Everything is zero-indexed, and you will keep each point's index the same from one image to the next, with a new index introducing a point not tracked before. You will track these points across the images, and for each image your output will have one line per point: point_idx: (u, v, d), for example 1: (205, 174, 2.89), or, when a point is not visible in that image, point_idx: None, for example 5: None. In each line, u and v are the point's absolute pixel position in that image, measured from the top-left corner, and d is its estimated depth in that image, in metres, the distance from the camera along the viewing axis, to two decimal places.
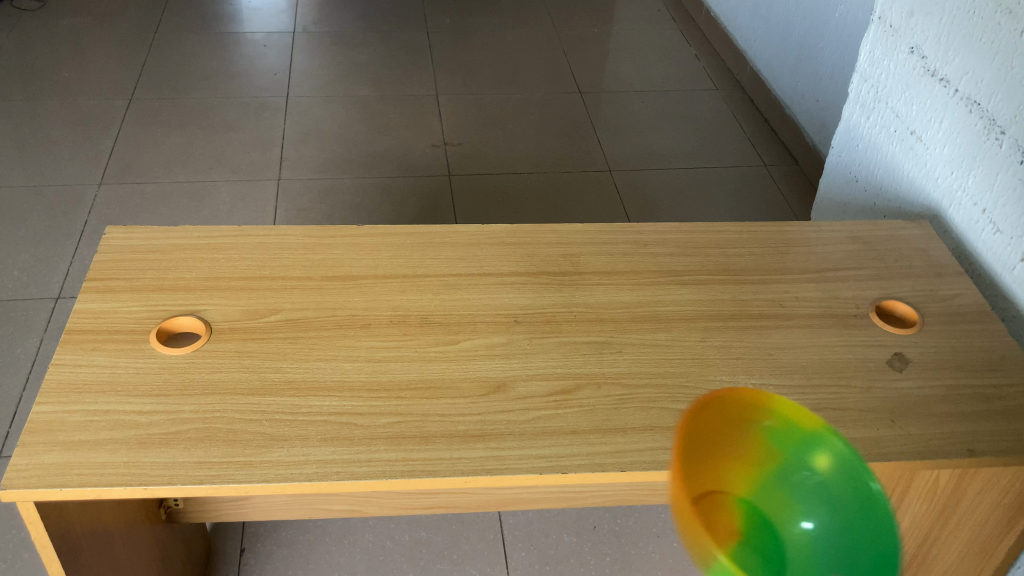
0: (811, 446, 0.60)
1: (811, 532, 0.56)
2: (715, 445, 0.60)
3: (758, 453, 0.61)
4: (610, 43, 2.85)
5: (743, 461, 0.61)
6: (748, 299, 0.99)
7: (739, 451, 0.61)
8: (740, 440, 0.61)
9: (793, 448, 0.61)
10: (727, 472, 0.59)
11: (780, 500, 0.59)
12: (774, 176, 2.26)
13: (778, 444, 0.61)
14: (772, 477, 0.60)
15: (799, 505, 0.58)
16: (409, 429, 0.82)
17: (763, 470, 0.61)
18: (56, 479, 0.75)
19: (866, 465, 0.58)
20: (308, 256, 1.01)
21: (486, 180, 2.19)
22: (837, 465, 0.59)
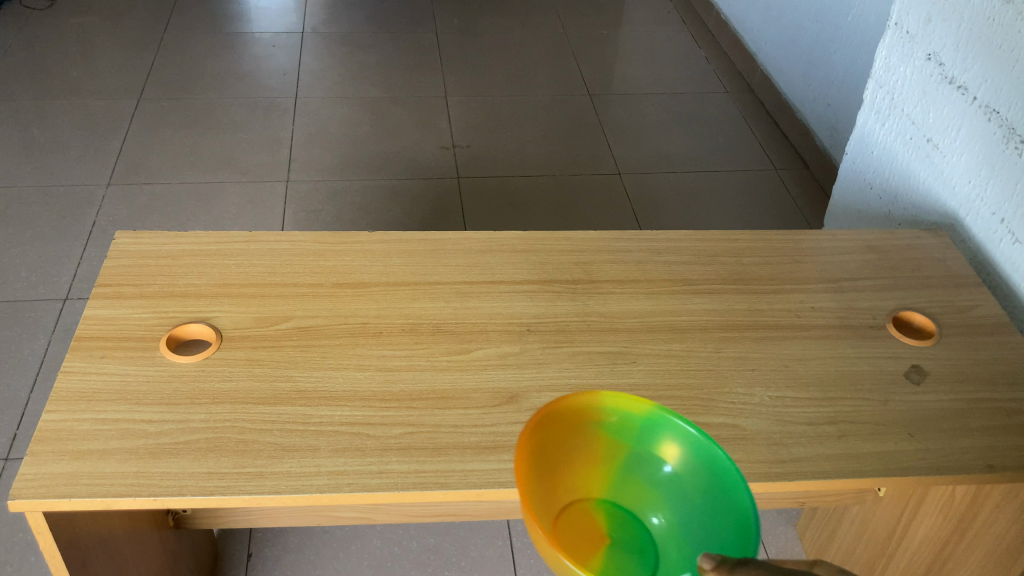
0: (653, 432, 0.66)
1: (673, 516, 0.63)
2: (569, 455, 0.66)
3: (612, 449, 0.67)
4: (620, 45, 2.84)
5: (600, 462, 0.66)
6: (763, 309, 0.98)
7: (594, 453, 0.66)
8: (592, 441, 0.66)
9: (639, 437, 0.66)
10: (587, 477, 0.66)
11: (638, 490, 0.66)
12: (785, 180, 2.25)
13: (626, 436, 0.66)
14: (627, 469, 0.66)
15: (659, 490, 0.65)
16: (421, 440, 0.81)
17: (619, 463, 0.67)
18: (65, 489, 0.74)
19: (706, 440, 0.64)
20: (319, 262, 1.01)
21: (495, 183, 2.18)
22: (683, 443, 0.65)
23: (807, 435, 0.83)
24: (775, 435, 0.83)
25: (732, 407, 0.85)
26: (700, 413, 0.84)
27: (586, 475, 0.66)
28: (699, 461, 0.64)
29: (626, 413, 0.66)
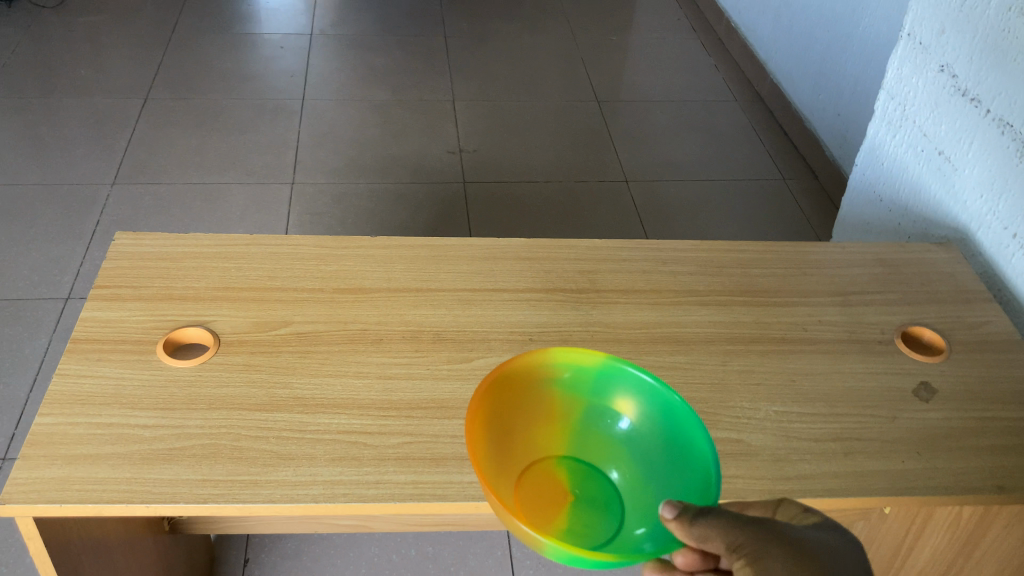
0: (608, 384, 0.77)
1: (629, 461, 0.76)
2: (530, 415, 0.76)
3: (569, 404, 0.78)
4: (629, 52, 2.83)
5: (559, 419, 0.77)
6: (770, 322, 0.96)
7: (553, 410, 0.77)
8: (549, 398, 0.77)
9: (596, 387, 0.77)
10: (548, 435, 0.77)
11: (601, 439, 0.77)
12: (793, 190, 2.23)
13: (580, 391, 0.78)
14: (584, 421, 0.78)
15: (614, 439, 0.77)
16: (419, 451, 0.79)
17: (577, 417, 0.78)
18: (56, 494, 0.73)
19: (655, 388, 0.75)
20: (320, 267, 0.99)
21: (501, 189, 2.17)
22: (634, 393, 0.76)
23: (812, 452, 0.82)
24: (779, 451, 0.81)
25: (737, 421, 0.84)
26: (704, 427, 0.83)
27: (549, 432, 0.77)
28: (651, 410, 0.75)
29: (579, 369, 0.77)
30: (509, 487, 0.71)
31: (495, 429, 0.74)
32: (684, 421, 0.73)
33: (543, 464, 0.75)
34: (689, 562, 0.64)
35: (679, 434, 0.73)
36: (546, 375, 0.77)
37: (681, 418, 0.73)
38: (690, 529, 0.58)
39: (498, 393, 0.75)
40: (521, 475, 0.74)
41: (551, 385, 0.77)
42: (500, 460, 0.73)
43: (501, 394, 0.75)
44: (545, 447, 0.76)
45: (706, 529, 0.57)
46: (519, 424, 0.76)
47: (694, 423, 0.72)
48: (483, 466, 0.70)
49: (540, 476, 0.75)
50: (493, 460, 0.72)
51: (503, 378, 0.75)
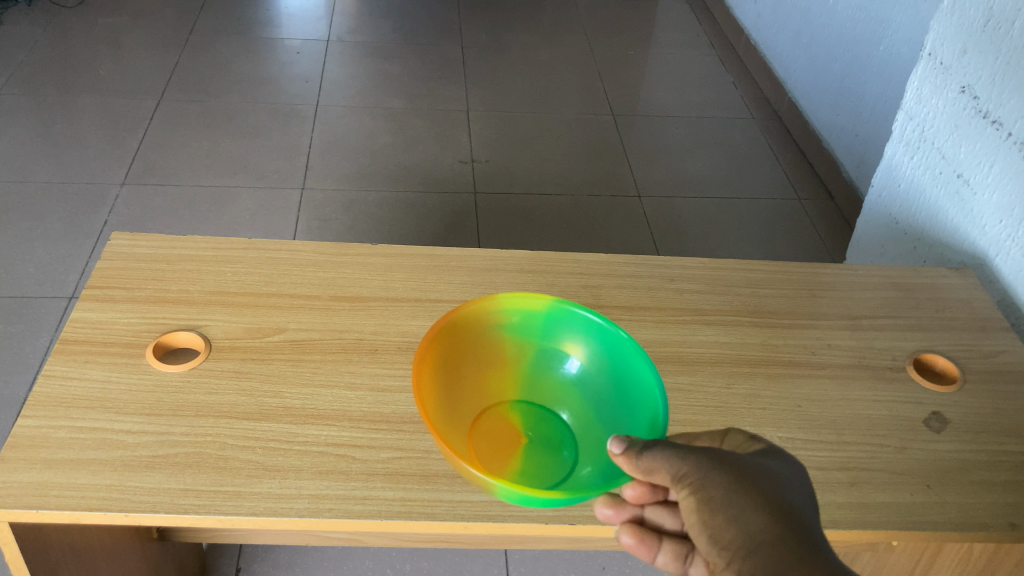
0: (554, 327, 0.85)
1: (577, 397, 0.83)
2: (482, 359, 0.84)
3: (518, 349, 0.85)
4: (646, 66, 2.81)
5: (509, 363, 0.85)
6: (777, 345, 0.94)
7: (504, 354, 0.85)
8: (500, 345, 0.85)
9: (543, 331, 0.85)
10: (500, 378, 0.84)
11: (550, 384, 0.85)
12: (809, 211, 2.20)
13: (529, 335, 0.85)
14: (533, 364, 0.85)
15: (563, 379, 0.84)
16: (409, 466, 0.77)
17: (526, 360, 0.85)
18: (33, 500, 0.71)
19: (597, 325, 0.83)
20: (318, 274, 0.97)
21: (512, 200, 2.15)
22: (579, 334, 0.84)
23: (817, 481, 0.79)
24: None
25: None
26: None
27: (500, 376, 0.84)
28: (594, 349, 0.84)
29: (527, 315, 0.84)
30: (466, 433, 0.79)
31: (451, 373, 0.81)
32: (624, 353, 0.82)
33: (497, 405, 0.83)
34: (638, 495, 0.62)
35: (621, 368, 0.82)
36: (496, 321, 0.84)
37: (624, 353, 0.82)
38: (635, 462, 0.58)
39: (451, 340, 0.82)
40: (476, 416, 0.81)
41: (501, 331, 0.84)
42: (456, 402, 0.80)
43: (453, 341, 0.82)
44: (497, 390, 0.84)
45: (652, 461, 0.57)
46: (472, 368, 0.83)
47: (636, 355, 0.80)
48: (438, 412, 0.77)
49: (495, 415, 0.82)
50: (447, 407, 0.79)
51: (454, 326, 0.82)
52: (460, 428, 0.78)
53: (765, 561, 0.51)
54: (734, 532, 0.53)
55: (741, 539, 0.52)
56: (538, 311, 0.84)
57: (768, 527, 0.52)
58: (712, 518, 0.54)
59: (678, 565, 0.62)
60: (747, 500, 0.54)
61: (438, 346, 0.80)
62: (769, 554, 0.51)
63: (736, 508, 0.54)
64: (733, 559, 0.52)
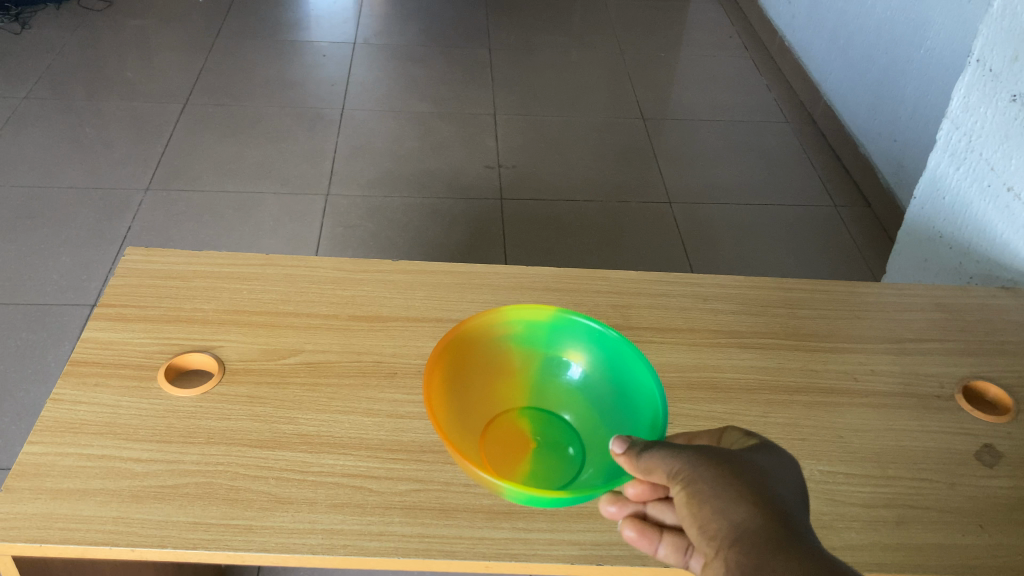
0: (559, 334, 0.82)
1: (584, 404, 0.81)
2: (488, 370, 0.82)
3: (525, 358, 0.83)
4: (677, 69, 2.76)
5: (515, 372, 0.83)
6: (817, 370, 0.89)
7: (510, 364, 0.83)
8: (505, 354, 0.82)
9: (549, 339, 0.83)
10: (506, 387, 0.82)
11: (558, 390, 0.82)
12: (845, 218, 2.14)
13: (535, 344, 0.83)
14: (541, 373, 0.83)
15: (569, 387, 0.82)
16: (428, 500, 0.73)
17: (533, 370, 0.83)
18: (36, 533, 0.68)
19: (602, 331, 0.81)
20: (337, 292, 0.94)
21: (539, 206, 2.11)
22: (583, 343, 0.82)
23: (861, 520, 0.74)
24: (824, 516, 0.74)
25: None
26: None
27: (506, 387, 0.82)
28: (597, 357, 0.82)
29: (532, 324, 0.82)
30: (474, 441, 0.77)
31: (457, 382, 0.79)
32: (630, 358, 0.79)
33: (504, 413, 0.80)
34: (640, 493, 0.59)
35: (624, 374, 0.80)
36: (502, 332, 0.82)
37: (626, 358, 0.80)
38: (635, 462, 0.57)
39: (457, 350, 0.80)
40: (484, 424, 0.78)
41: (507, 341, 0.82)
42: (464, 411, 0.78)
43: (458, 351, 0.80)
44: (504, 399, 0.81)
45: (653, 460, 0.56)
46: (479, 378, 0.81)
47: (637, 359, 0.79)
48: (444, 423, 0.75)
49: (503, 423, 0.80)
50: (455, 417, 0.77)
51: (460, 336, 0.80)
52: (468, 436, 0.76)
53: (752, 549, 0.49)
54: (721, 521, 0.51)
55: (727, 528, 0.51)
56: (543, 319, 0.82)
57: (755, 516, 0.51)
58: (700, 510, 0.52)
59: (680, 559, 0.59)
60: (736, 491, 0.52)
61: (444, 356, 0.78)
62: (757, 543, 0.49)
63: (723, 498, 0.52)
64: (720, 549, 0.50)
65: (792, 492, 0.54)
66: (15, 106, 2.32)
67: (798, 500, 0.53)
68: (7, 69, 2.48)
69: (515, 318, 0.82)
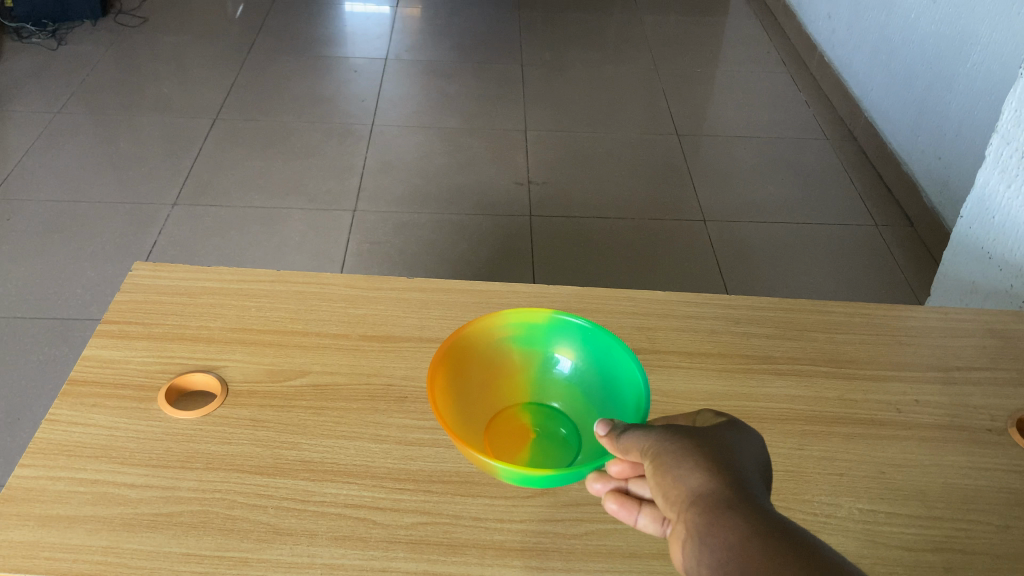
0: (557, 334, 0.79)
1: (581, 405, 0.78)
2: (488, 371, 0.79)
3: (524, 358, 0.80)
4: (712, 85, 2.70)
5: (514, 373, 0.80)
6: (857, 401, 0.83)
7: (509, 365, 0.80)
8: (504, 355, 0.79)
9: (547, 340, 0.80)
10: (505, 389, 0.79)
11: (558, 390, 0.80)
12: (886, 238, 2.07)
13: (533, 345, 0.80)
14: (540, 373, 0.80)
15: (568, 387, 0.79)
16: (435, 534, 0.68)
17: (532, 370, 0.80)
18: (21, 562, 0.65)
19: (598, 329, 0.77)
20: (349, 310, 0.90)
21: (569, 224, 2.06)
22: (579, 343, 0.79)
23: (905, 565, 0.68)
24: (863, 560, 0.68)
25: (811, 518, 0.71)
26: None
27: (505, 387, 0.79)
28: (591, 357, 0.78)
29: (530, 324, 0.79)
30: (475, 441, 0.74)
31: (459, 383, 0.76)
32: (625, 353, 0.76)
33: (504, 415, 0.78)
34: (622, 469, 0.60)
35: (615, 373, 0.76)
36: (501, 332, 0.79)
37: (617, 357, 0.76)
38: (616, 443, 0.59)
39: (458, 352, 0.77)
40: (484, 426, 0.76)
41: (506, 341, 0.79)
42: (466, 412, 0.75)
43: (461, 352, 0.76)
44: (503, 401, 0.79)
45: (631, 441, 0.58)
46: (480, 379, 0.78)
47: (627, 357, 0.75)
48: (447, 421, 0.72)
49: (505, 424, 0.77)
50: (458, 417, 0.73)
51: (461, 338, 0.77)
52: (473, 436, 0.74)
53: (707, 510, 0.51)
54: (680, 489, 0.53)
55: (685, 492, 0.53)
56: (541, 319, 0.79)
57: (712, 482, 0.52)
58: (664, 479, 0.54)
59: (661, 530, 0.58)
60: (697, 461, 0.54)
61: (448, 357, 0.75)
62: (713, 505, 0.51)
63: (684, 466, 0.54)
64: (680, 514, 0.52)
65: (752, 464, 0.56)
66: (48, 120, 2.34)
67: (757, 473, 0.55)
68: (42, 84, 2.50)
69: (512, 318, 0.79)
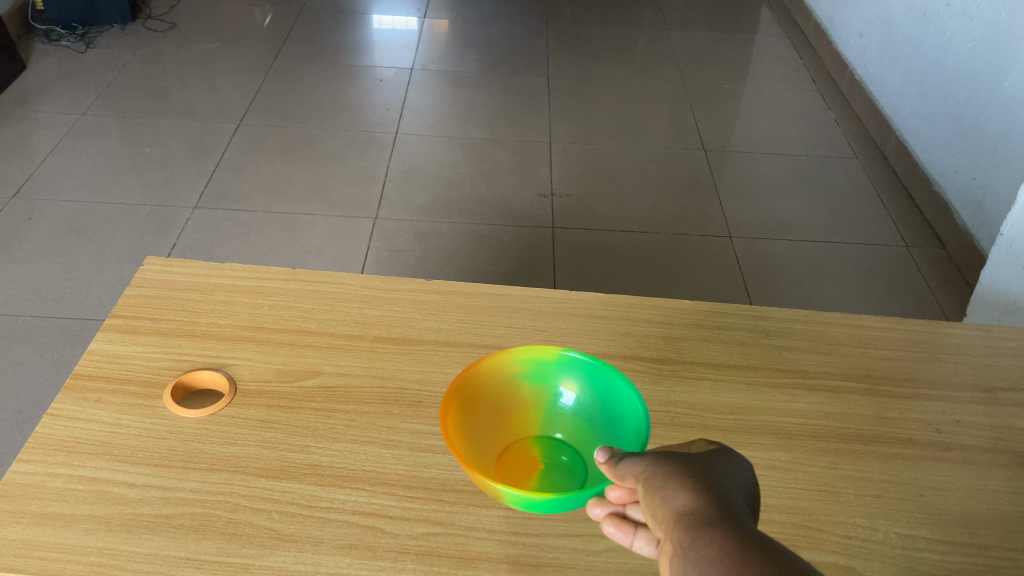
0: (567, 370, 0.75)
1: (588, 440, 0.74)
2: (496, 407, 0.75)
3: (532, 395, 0.76)
4: (740, 101, 2.66)
5: (524, 409, 0.76)
6: (894, 419, 0.79)
7: (518, 401, 0.76)
8: (513, 390, 0.76)
9: (556, 376, 0.76)
10: (514, 425, 0.75)
11: (568, 425, 0.76)
12: (917, 259, 2.02)
13: (542, 381, 0.76)
14: (549, 409, 0.76)
15: (577, 424, 0.75)
16: (446, 546, 0.65)
17: (541, 407, 0.76)
18: (13, 561, 0.62)
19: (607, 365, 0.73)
20: (364, 311, 0.87)
21: (592, 237, 2.03)
22: (587, 379, 0.75)
23: None
24: None
25: (845, 542, 0.67)
26: (806, 548, 0.66)
27: (513, 424, 0.76)
28: (599, 394, 0.74)
29: (540, 360, 0.75)
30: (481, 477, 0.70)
31: (467, 419, 0.72)
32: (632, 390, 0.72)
33: (511, 450, 0.74)
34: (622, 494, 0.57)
35: (621, 410, 0.72)
36: (510, 368, 0.75)
37: (622, 391, 0.72)
38: (613, 470, 0.56)
39: (467, 388, 0.73)
40: (492, 462, 0.72)
41: (515, 377, 0.75)
42: (474, 448, 0.71)
43: (469, 388, 0.73)
44: (512, 437, 0.75)
45: (627, 466, 0.55)
46: (488, 415, 0.74)
47: (630, 393, 0.71)
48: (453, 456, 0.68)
49: (513, 461, 0.73)
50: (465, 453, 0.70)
51: (470, 374, 0.73)
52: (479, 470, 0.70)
53: (689, 524, 0.48)
54: (666, 507, 0.50)
55: (671, 510, 0.50)
56: (550, 355, 0.75)
57: (697, 500, 0.49)
58: (652, 499, 0.51)
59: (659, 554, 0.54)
60: (686, 483, 0.51)
61: (457, 392, 0.72)
62: (696, 520, 0.48)
63: (673, 485, 0.51)
64: (664, 531, 0.49)
65: (742, 492, 0.53)
66: (72, 122, 2.34)
67: (746, 501, 0.52)
68: (70, 86, 2.50)
69: (522, 354, 0.75)
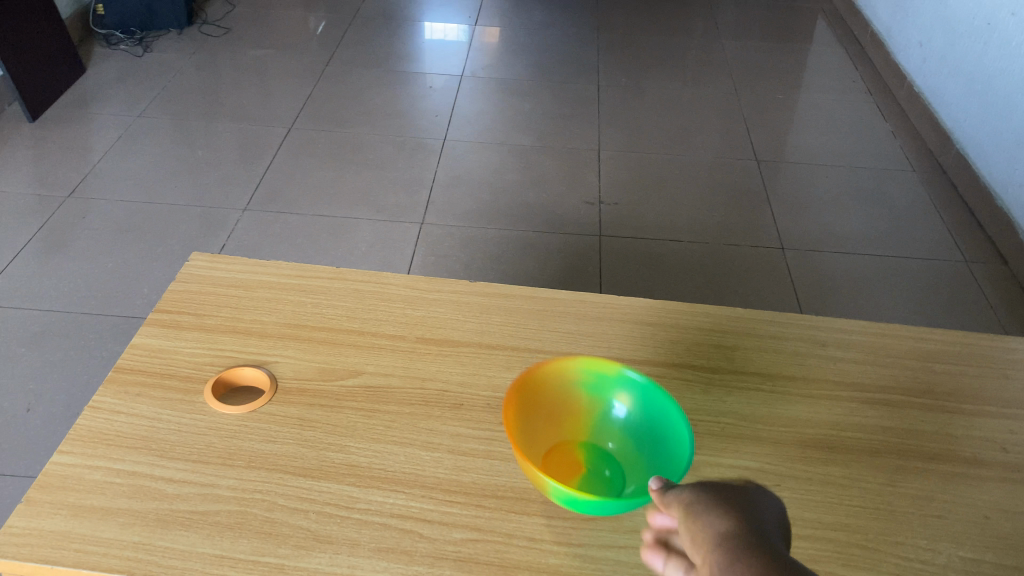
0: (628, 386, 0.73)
1: (636, 457, 0.72)
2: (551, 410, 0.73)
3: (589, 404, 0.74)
4: (794, 112, 2.62)
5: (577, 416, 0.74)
6: (957, 436, 0.75)
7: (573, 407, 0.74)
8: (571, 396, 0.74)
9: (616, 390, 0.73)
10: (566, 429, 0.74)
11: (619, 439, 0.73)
12: (976, 275, 1.96)
13: (601, 392, 0.74)
14: (602, 421, 0.74)
15: (626, 438, 0.73)
16: (485, 553, 0.63)
17: (594, 416, 0.74)
18: (50, 553, 0.61)
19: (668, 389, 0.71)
20: (407, 312, 0.86)
21: (639, 245, 2.00)
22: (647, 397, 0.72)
23: None
24: None
25: (903, 563, 0.64)
26: (860, 569, 0.63)
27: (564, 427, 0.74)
28: (654, 414, 0.72)
29: (603, 371, 0.73)
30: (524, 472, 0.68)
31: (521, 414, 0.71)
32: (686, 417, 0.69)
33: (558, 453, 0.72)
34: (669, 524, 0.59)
35: (670, 433, 0.70)
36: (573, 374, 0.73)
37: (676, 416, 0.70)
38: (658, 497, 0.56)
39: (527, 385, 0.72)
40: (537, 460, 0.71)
41: (576, 384, 0.74)
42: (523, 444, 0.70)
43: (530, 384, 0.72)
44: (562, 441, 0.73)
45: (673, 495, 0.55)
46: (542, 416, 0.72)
47: (679, 421, 0.68)
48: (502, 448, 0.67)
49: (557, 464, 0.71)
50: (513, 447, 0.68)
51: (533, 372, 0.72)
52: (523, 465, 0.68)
53: (729, 555, 0.48)
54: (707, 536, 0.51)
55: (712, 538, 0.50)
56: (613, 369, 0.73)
57: (738, 528, 0.50)
58: (693, 527, 0.52)
59: None
60: (726, 514, 0.51)
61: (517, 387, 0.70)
62: (736, 549, 0.48)
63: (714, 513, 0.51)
64: (704, 560, 0.49)
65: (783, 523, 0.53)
66: (127, 124, 2.38)
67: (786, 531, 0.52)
68: (127, 88, 2.55)
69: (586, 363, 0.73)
